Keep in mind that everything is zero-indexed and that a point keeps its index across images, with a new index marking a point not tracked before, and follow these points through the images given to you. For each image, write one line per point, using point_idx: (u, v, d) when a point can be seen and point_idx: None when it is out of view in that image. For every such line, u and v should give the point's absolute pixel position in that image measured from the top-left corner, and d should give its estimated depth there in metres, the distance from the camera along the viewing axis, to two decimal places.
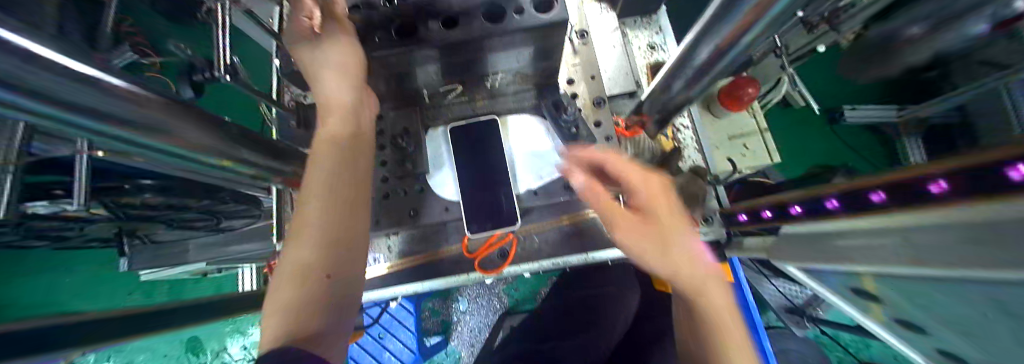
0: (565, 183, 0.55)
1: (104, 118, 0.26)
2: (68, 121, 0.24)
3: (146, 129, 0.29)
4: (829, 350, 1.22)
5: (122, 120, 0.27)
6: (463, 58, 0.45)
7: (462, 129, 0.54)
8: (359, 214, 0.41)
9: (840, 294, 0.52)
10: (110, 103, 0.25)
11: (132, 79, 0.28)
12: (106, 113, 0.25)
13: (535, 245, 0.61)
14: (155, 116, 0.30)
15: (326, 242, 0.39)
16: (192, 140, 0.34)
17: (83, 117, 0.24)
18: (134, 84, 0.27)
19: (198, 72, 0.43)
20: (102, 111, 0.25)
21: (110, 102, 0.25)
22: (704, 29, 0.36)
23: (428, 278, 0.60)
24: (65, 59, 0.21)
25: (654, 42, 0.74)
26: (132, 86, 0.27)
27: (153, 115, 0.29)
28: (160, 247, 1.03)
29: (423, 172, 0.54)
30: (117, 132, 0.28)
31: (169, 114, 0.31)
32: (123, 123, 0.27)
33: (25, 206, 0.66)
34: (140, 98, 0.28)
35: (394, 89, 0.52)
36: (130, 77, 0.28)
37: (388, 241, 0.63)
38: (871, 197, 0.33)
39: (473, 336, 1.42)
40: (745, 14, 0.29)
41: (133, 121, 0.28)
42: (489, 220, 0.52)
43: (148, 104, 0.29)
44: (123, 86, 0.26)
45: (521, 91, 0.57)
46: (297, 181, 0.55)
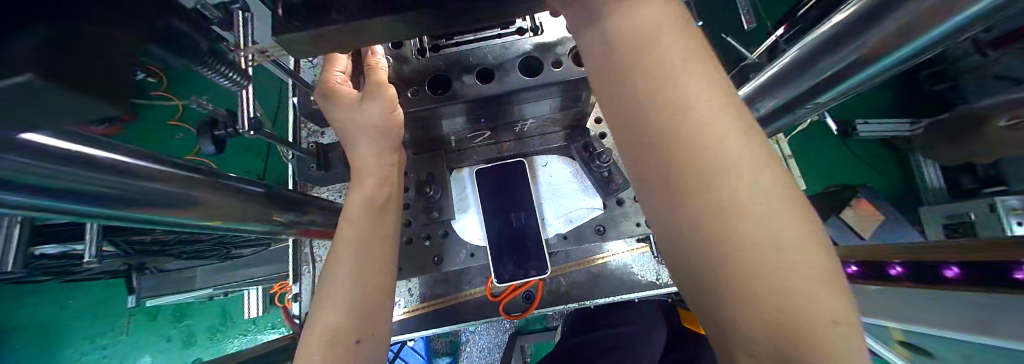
0: (595, 226, 0.53)
1: (104, 198, 0.24)
2: (62, 204, 0.22)
3: (154, 204, 0.27)
4: None
5: (127, 198, 0.25)
6: (493, 109, 0.44)
7: (489, 172, 0.55)
8: (387, 277, 0.43)
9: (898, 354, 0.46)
10: (110, 184, 0.23)
11: (144, 154, 0.26)
12: (108, 193, 0.23)
13: (563, 288, 0.58)
14: (169, 188, 0.28)
15: (354, 303, 0.39)
16: (210, 207, 0.33)
17: (78, 197, 0.22)
18: (141, 159, 0.25)
19: (220, 128, 0.43)
20: (110, 192, 0.23)
21: (111, 182, 0.23)
22: (760, 88, 0.34)
23: (449, 324, 0.57)
24: (48, 139, 0.18)
25: None
26: (139, 161, 0.25)
27: (169, 188, 0.28)
28: (167, 275, 1.01)
29: (449, 217, 0.53)
30: (119, 212, 0.26)
31: (184, 184, 0.29)
32: (128, 201, 0.26)
33: (35, 247, 0.72)
34: (154, 172, 0.26)
35: (420, 136, 0.50)
36: (142, 154, 0.26)
37: (409, 284, 0.61)
38: (946, 272, 0.30)
39: (483, 357, 1.33)
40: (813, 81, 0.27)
41: (144, 197, 0.26)
42: (518, 268, 0.51)
43: (162, 177, 0.27)
44: (128, 160, 0.24)
45: (548, 133, 0.58)
46: (314, 228, 0.53)
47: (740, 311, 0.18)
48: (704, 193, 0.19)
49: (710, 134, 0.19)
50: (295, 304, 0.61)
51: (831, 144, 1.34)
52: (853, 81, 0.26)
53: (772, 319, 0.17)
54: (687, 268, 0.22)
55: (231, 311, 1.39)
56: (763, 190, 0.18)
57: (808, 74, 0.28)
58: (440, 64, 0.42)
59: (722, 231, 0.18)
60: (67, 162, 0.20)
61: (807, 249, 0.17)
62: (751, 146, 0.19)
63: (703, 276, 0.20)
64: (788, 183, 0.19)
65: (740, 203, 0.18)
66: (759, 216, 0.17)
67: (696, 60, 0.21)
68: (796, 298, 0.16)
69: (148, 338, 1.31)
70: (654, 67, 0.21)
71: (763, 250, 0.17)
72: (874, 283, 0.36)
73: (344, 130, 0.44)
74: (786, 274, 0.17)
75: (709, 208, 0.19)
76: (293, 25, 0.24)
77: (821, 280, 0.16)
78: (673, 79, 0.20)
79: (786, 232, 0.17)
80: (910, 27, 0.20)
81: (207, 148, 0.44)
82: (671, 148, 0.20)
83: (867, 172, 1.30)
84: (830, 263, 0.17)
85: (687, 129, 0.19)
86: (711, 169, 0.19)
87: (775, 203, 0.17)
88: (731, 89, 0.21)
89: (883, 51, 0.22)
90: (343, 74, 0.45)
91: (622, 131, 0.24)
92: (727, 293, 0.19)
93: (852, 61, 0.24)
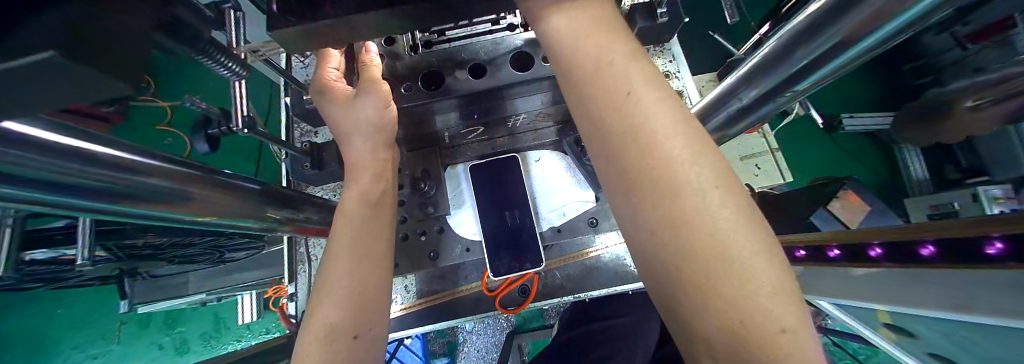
0: (588, 219, 0.54)
1: (99, 192, 0.24)
2: (54, 198, 0.22)
3: (151, 199, 0.28)
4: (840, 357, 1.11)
5: (123, 192, 0.25)
6: (486, 104, 0.45)
7: (482, 167, 0.56)
8: (385, 273, 0.43)
9: (881, 333, 0.48)
10: (106, 178, 0.23)
11: (137, 148, 0.26)
12: (104, 187, 0.24)
13: (558, 281, 0.59)
14: (166, 184, 0.28)
15: (352, 299, 0.39)
16: (205, 203, 0.33)
17: (73, 191, 0.22)
18: (137, 154, 0.26)
19: (214, 127, 0.43)
20: (105, 186, 0.24)
21: (107, 175, 0.23)
22: (743, 78, 0.36)
23: (445, 320, 0.58)
24: (35, 130, 0.18)
25: (670, 71, 0.71)
26: (135, 155, 0.26)
27: (165, 183, 0.28)
28: (159, 280, 1.00)
29: (444, 213, 0.54)
30: (115, 207, 0.27)
31: (180, 179, 0.29)
32: (124, 196, 0.26)
33: (24, 253, 0.70)
34: (149, 167, 0.26)
35: (415, 132, 0.51)
36: (138, 149, 0.26)
37: (405, 281, 0.61)
38: (921, 251, 0.31)
39: (481, 357, 1.33)
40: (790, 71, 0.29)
41: (140, 191, 0.26)
42: (514, 261, 0.51)
43: (158, 172, 0.27)
44: (124, 155, 0.24)
45: (541, 129, 0.59)
46: (309, 226, 0.53)
47: (695, 313, 0.21)
48: (663, 201, 0.22)
49: (667, 159, 0.22)
50: (290, 304, 0.61)
51: (818, 138, 1.37)
52: (826, 68, 0.28)
53: (723, 316, 0.19)
54: (650, 270, 0.24)
55: (225, 316, 1.36)
56: (711, 208, 0.21)
57: (787, 62, 0.29)
58: (433, 60, 0.43)
59: (681, 233, 0.21)
60: (61, 155, 0.20)
61: (750, 248, 0.20)
62: (703, 166, 0.22)
63: (665, 285, 0.23)
64: (737, 198, 0.21)
65: (691, 218, 0.21)
66: (709, 230, 0.20)
67: (657, 95, 0.24)
68: (739, 297, 0.19)
69: (139, 346, 1.28)
70: (620, 100, 0.24)
71: (717, 250, 0.20)
72: (856, 264, 0.38)
73: (338, 127, 0.45)
74: (735, 270, 0.19)
75: (667, 223, 0.22)
76: (287, 21, 0.25)
77: (763, 281, 0.19)
78: (637, 102, 0.24)
79: (734, 241, 0.20)
80: (876, 15, 0.21)
81: (201, 147, 0.44)
82: (634, 172, 0.23)
83: (853, 165, 1.34)
84: (773, 268, 0.20)
85: (649, 146, 0.23)
86: (666, 190, 0.22)
87: (723, 217, 0.20)
88: (683, 112, 0.24)
89: (853, 39, 0.23)
90: (337, 71, 0.45)
91: (596, 158, 0.27)
92: (685, 298, 0.21)
93: (826, 48, 0.26)
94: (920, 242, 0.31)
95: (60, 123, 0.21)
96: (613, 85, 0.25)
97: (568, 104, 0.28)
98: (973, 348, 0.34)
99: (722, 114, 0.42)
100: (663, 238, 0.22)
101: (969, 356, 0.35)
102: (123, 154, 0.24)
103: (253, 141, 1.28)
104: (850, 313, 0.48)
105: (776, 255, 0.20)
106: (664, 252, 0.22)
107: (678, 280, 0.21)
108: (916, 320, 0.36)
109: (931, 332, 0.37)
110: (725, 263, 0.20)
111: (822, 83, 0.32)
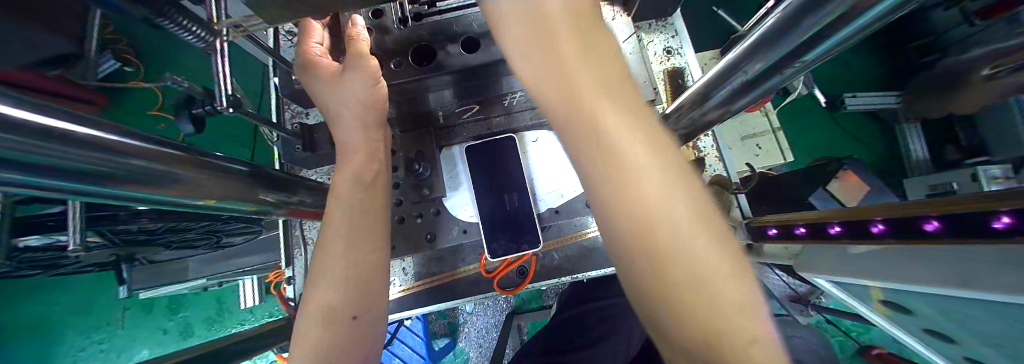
0: (588, 200, 0.54)
1: (89, 175, 0.23)
2: (48, 183, 0.21)
3: (139, 181, 0.27)
4: (829, 333, 1.13)
5: (113, 175, 0.24)
6: (482, 81, 0.43)
7: (479, 149, 0.54)
8: (382, 254, 0.43)
9: (876, 309, 0.49)
10: (94, 161, 0.22)
11: (125, 130, 0.25)
12: (91, 171, 0.22)
13: (556, 263, 0.59)
14: (152, 166, 0.27)
15: (351, 280, 0.39)
16: (196, 188, 0.32)
17: (64, 175, 0.21)
18: (121, 136, 0.24)
19: (197, 106, 0.41)
20: (101, 170, 0.23)
21: (96, 158, 0.22)
22: (750, 50, 0.34)
23: (444, 301, 0.58)
24: (35, 114, 0.18)
25: (672, 47, 0.69)
26: (121, 137, 0.24)
27: (152, 165, 0.27)
28: (157, 266, 1.00)
29: (440, 196, 0.53)
30: (101, 191, 0.25)
31: (169, 162, 0.28)
32: (113, 178, 0.25)
33: (18, 239, 0.71)
34: (135, 150, 0.25)
35: (406, 112, 0.49)
36: (123, 131, 0.25)
37: (402, 264, 0.61)
38: (924, 226, 0.31)
39: (482, 336, 1.36)
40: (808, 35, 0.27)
41: (128, 174, 0.25)
42: (510, 241, 0.51)
43: (148, 155, 0.26)
44: (116, 139, 0.23)
45: (538, 107, 0.57)
46: (304, 209, 0.52)
47: (671, 337, 0.20)
48: (634, 229, 0.20)
49: (634, 168, 0.20)
50: (290, 287, 0.61)
51: (819, 117, 1.35)
52: (840, 36, 0.26)
53: (692, 334, 0.18)
54: (625, 292, 0.23)
55: (227, 300, 1.37)
56: (682, 233, 0.19)
57: (793, 32, 0.28)
58: (423, 34, 0.40)
59: (653, 262, 0.19)
60: (48, 137, 0.19)
61: (723, 268, 0.19)
62: (669, 176, 0.21)
63: (641, 307, 0.21)
64: (704, 215, 0.20)
65: (657, 231, 0.19)
66: (675, 243, 0.19)
67: (625, 101, 0.22)
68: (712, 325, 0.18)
69: (147, 330, 1.30)
70: (584, 110, 0.21)
71: (690, 278, 0.18)
72: (857, 241, 0.37)
73: (330, 109, 0.43)
74: (710, 297, 0.18)
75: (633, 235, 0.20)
76: None
77: (728, 295, 0.18)
78: (603, 112, 0.21)
79: (702, 265, 0.18)
80: None
81: (185, 127, 0.42)
82: (605, 193, 0.21)
83: (852, 144, 1.32)
84: (747, 290, 0.19)
85: (617, 164, 0.21)
86: (632, 202, 0.20)
87: (688, 229, 0.19)
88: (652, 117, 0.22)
89: (862, 8, 0.22)
90: (321, 45, 0.43)
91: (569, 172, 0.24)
92: (661, 324, 0.20)
93: (834, 18, 0.24)
94: (924, 217, 0.30)
95: (36, 102, 0.19)
96: (580, 81, 0.22)
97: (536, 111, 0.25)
98: (966, 322, 0.34)
99: (727, 89, 0.40)
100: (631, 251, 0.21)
101: (961, 327, 0.36)
102: (104, 134, 0.23)
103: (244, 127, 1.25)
104: (847, 291, 0.49)
105: (743, 277, 0.19)
106: (634, 265, 0.21)
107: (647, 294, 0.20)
108: (913, 295, 0.36)
109: (927, 307, 0.37)
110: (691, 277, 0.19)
111: (829, 56, 0.31)
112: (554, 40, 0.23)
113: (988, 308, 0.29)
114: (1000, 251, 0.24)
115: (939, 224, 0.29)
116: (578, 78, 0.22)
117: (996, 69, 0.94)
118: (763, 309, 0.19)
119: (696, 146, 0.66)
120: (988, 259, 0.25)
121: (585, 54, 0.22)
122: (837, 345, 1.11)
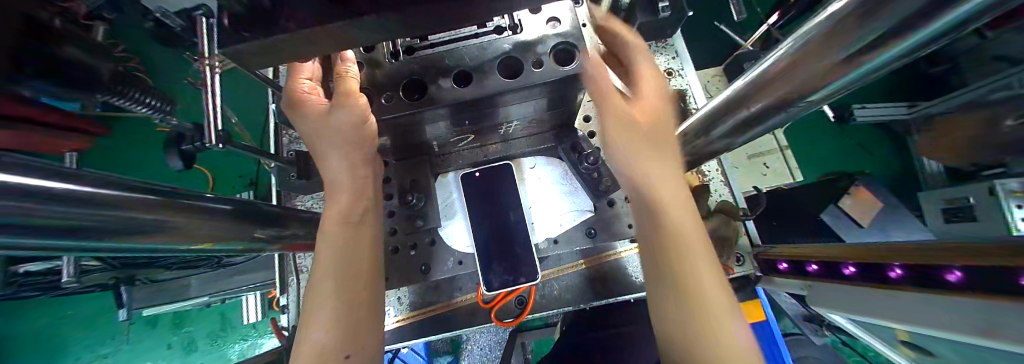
0: (586, 229, 0.51)
1: (62, 227, 0.22)
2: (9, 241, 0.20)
3: (114, 231, 0.26)
4: (847, 354, 1.07)
5: (86, 227, 0.23)
6: (477, 112, 0.43)
7: (474, 176, 0.53)
8: (374, 288, 0.42)
9: (896, 347, 0.46)
10: (64, 212, 0.21)
11: (97, 180, 0.24)
12: (55, 227, 0.22)
13: (555, 292, 0.57)
14: (130, 214, 0.26)
15: (341, 317, 0.38)
16: (180, 231, 0.31)
17: (28, 232, 0.21)
18: (93, 185, 0.24)
19: (186, 142, 0.42)
20: (68, 223, 0.22)
21: (65, 210, 0.21)
22: (755, 84, 0.32)
23: (440, 332, 0.56)
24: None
25: (673, 68, 0.68)
26: (94, 186, 0.24)
27: (127, 213, 0.26)
28: (156, 284, 1.00)
29: (435, 226, 0.52)
30: (74, 243, 0.25)
31: (148, 207, 0.28)
32: (86, 230, 0.24)
33: (21, 265, 0.77)
34: (113, 199, 0.24)
35: (401, 142, 0.49)
36: (97, 181, 0.24)
37: (398, 293, 0.60)
38: (947, 275, 0.28)
39: (484, 355, 1.32)
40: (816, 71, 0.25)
41: (103, 225, 0.24)
42: (508, 274, 0.49)
43: (123, 204, 0.25)
44: (84, 190, 0.22)
45: (535, 133, 0.57)
46: (297, 241, 0.51)
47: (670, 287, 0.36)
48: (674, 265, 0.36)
49: (669, 219, 0.37)
50: (284, 316, 0.60)
51: (828, 130, 1.31)
52: (851, 75, 0.25)
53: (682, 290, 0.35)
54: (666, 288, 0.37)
55: (229, 315, 1.34)
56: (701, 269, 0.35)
57: (803, 66, 0.26)
58: (414, 67, 0.40)
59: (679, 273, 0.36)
60: (6, 195, 0.18)
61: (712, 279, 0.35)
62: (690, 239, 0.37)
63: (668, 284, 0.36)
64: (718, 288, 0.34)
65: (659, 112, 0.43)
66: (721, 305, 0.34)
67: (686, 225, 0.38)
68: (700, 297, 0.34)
69: (153, 345, 1.30)
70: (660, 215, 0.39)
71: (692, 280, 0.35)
72: (877, 287, 0.35)
73: (320, 146, 0.43)
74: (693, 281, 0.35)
75: (669, 262, 0.36)
76: (242, 36, 0.23)
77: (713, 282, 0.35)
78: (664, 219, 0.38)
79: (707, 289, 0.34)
80: (894, 30, 0.18)
81: (173, 162, 0.43)
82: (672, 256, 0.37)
83: (865, 157, 1.28)
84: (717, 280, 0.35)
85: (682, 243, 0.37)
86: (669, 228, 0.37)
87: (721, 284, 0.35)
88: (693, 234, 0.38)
89: (880, 44, 0.20)
90: (311, 81, 0.42)
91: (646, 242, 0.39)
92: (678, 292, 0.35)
93: (854, 50, 0.22)
94: (946, 267, 0.28)
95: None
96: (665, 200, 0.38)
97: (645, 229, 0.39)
98: None
99: (729, 121, 0.39)
100: (631, 111, 0.42)
101: None
102: (71, 185, 0.22)
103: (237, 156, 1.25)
104: (866, 329, 0.46)
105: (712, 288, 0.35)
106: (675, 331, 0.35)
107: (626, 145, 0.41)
108: (931, 339, 0.33)
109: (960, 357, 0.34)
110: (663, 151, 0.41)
111: (839, 93, 0.29)
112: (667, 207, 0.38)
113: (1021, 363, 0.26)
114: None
115: (962, 276, 0.27)
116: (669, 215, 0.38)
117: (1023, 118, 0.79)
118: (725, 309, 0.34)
119: (699, 170, 0.64)
120: (1004, 311, 0.23)
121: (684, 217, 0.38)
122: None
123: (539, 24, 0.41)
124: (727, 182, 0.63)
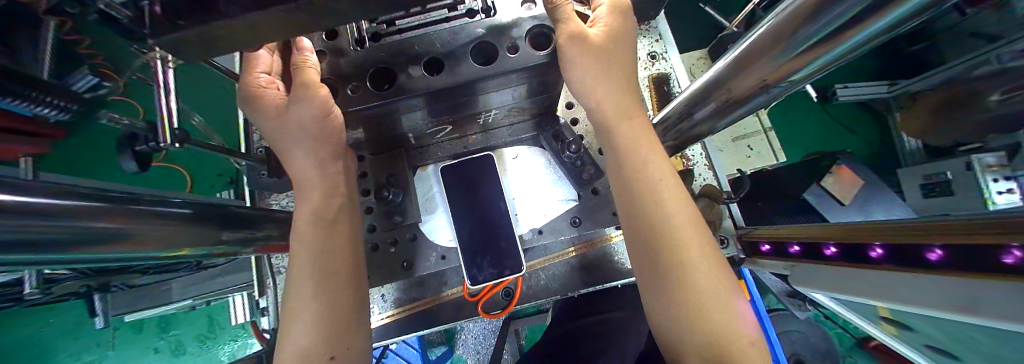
0: (571, 219, 0.51)
1: (3, 246, 0.20)
2: None
3: (71, 244, 0.24)
4: (827, 326, 1.09)
5: (33, 242, 0.22)
6: (453, 102, 0.41)
7: (456, 169, 0.52)
8: (357, 287, 0.42)
9: (875, 322, 0.47)
10: (8, 228, 0.19)
11: (39, 188, 0.22)
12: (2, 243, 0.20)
13: (542, 283, 0.57)
14: (88, 225, 0.24)
15: (324, 319, 0.37)
16: (144, 239, 0.30)
17: None
18: (41, 195, 0.22)
19: (141, 143, 0.40)
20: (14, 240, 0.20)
21: (9, 225, 0.19)
22: (738, 64, 0.31)
23: (429, 327, 0.56)
24: None
25: (656, 51, 0.67)
26: (44, 197, 0.22)
27: (87, 225, 0.24)
28: (135, 289, 0.97)
29: (416, 221, 0.51)
30: (21, 258, 0.23)
31: (107, 217, 0.26)
32: (35, 244, 0.22)
33: None
34: (65, 209, 0.23)
35: (376, 137, 0.47)
36: (43, 190, 0.22)
37: (383, 289, 0.59)
38: (928, 254, 0.28)
39: (478, 343, 1.33)
40: (800, 48, 0.24)
41: (56, 238, 0.23)
42: (493, 267, 0.48)
43: (78, 215, 0.24)
44: (28, 199, 0.21)
45: (517, 123, 0.56)
46: (273, 243, 0.50)
47: (655, 276, 0.36)
48: (663, 251, 0.36)
49: (657, 205, 0.37)
50: (266, 319, 0.59)
51: (811, 110, 1.33)
52: (832, 53, 0.24)
53: (668, 282, 0.35)
54: (650, 268, 0.37)
55: (217, 316, 1.32)
56: (692, 256, 0.35)
57: (790, 44, 0.24)
58: (382, 56, 0.38)
59: (669, 259, 0.35)
60: None
61: (706, 263, 0.35)
62: (687, 224, 0.36)
63: (655, 267, 0.36)
64: (713, 271, 0.35)
65: (625, 22, 0.40)
66: (708, 284, 0.34)
67: (678, 206, 0.37)
68: (684, 279, 0.34)
69: (138, 350, 1.27)
70: (647, 202, 0.37)
71: (678, 265, 0.35)
72: (859, 266, 0.35)
73: (285, 144, 0.41)
74: (680, 267, 0.35)
75: (659, 247, 0.36)
76: (176, 25, 0.20)
77: (707, 266, 0.35)
78: (656, 203, 0.37)
79: (697, 274, 0.34)
80: (871, 9, 0.17)
81: (127, 165, 0.40)
82: (653, 243, 0.36)
83: (846, 136, 1.30)
84: (710, 260, 0.35)
85: (671, 229, 0.36)
86: (659, 215, 0.37)
87: (709, 261, 0.35)
88: (691, 216, 0.37)
89: (860, 21, 0.19)
90: (268, 75, 0.39)
91: (630, 228, 0.39)
92: (667, 284, 0.35)
93: (841, 24, 0.20)
94: (928, 246, 0.28)
95: None
96: (653, 187, 0.38)
97: (631, 213, 0.39)
98: (971, 343, 0.33)
99: (711, 104, 0.38)
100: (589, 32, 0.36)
101: (965, 346, 0.34)
102: (6, 196, 0.19)
103: (208, 154, 1.19)
104: (848, 306, 0.47)
105: (708, 277, 0.34)
106: (666, 311, 0.35)
107: (578, 72, 0.37)
108: (910, 314, 0.34)
109: (935, 330, 0.35)
110: (621, 76, 0.41)
111: (821, 71, 0.28)
112: (656, 196, 0.37)
113: (993, 334, 0.27)
114: (1007, 283, 0.21)
115: (943, 254, 0.26)
116: (659, 202, 0.37)
117: (1006, 95, 0.84)
118: (723, 295, 0.34)
119: (683, 155, 0.63)
120: (990, 291, 0.23)
121: (677, 203, 0.37)
122: (835, 336, 1.08)
123: (514, 5, 0.39)
124: (711, 167, 0.63)
